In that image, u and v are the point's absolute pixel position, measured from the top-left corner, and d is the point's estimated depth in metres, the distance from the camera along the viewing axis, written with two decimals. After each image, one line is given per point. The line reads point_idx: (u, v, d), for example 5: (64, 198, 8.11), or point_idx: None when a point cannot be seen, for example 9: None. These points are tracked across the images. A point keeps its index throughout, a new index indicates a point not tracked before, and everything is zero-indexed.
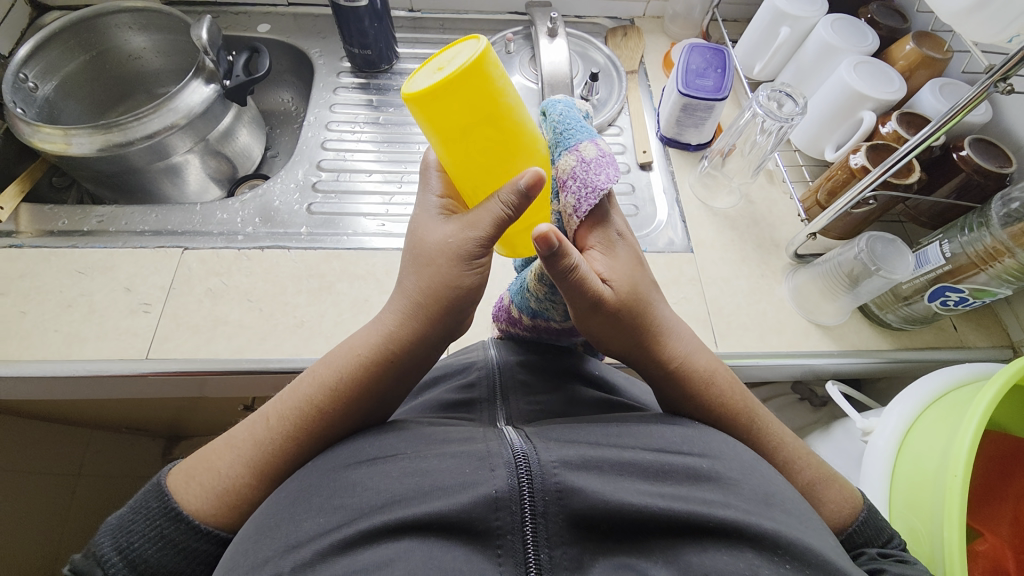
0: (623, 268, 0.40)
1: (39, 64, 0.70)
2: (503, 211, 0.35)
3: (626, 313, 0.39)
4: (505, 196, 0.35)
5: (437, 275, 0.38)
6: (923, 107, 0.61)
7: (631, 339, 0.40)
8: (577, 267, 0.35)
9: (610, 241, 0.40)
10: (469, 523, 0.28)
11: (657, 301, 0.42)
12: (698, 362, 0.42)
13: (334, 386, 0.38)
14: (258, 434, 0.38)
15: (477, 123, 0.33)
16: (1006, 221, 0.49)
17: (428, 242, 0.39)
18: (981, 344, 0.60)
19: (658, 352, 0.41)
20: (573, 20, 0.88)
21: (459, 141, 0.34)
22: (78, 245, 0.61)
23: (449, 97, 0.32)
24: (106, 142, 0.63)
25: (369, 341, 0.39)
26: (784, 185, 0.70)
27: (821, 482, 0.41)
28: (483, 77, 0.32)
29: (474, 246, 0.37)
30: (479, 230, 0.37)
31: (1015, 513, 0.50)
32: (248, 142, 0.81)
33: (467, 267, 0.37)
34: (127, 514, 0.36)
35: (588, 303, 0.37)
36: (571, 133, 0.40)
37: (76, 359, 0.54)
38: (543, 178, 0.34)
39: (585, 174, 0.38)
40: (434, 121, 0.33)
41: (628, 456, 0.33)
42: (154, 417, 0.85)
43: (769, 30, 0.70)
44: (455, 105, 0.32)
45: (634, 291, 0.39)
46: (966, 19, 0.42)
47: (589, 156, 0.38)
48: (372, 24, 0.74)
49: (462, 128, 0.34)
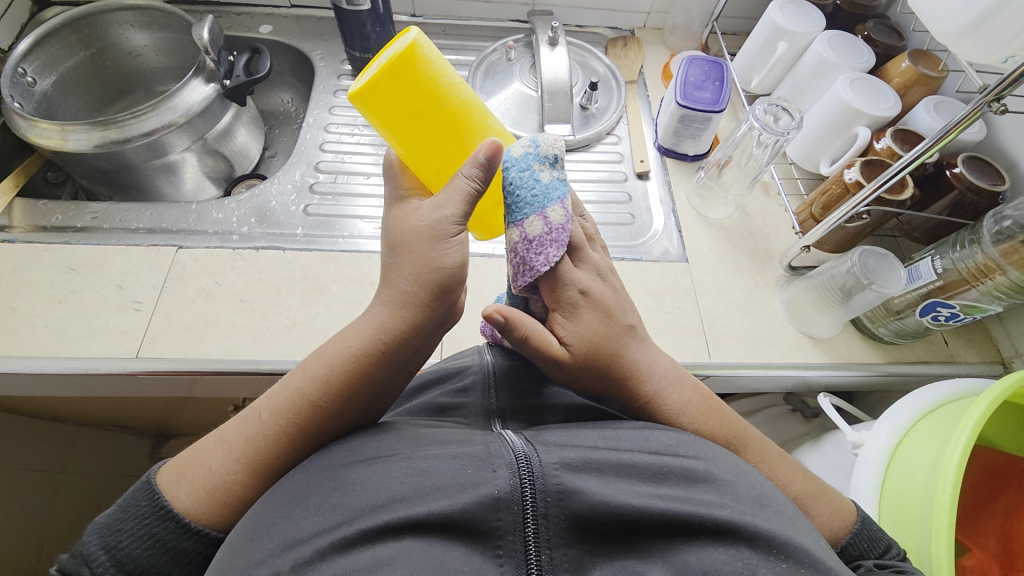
0: (586, 329, 0.40)
1: (37, 58, 0.70)
2: (471, 183, 0.37)
3: (589, 371, 0.40)
4: (467, 170, 0.37)
5: (418, 259, 0.37)
6: (917, 123, 0.61)
7: (600, 390, 0.41)
8: (530, 336, 0.39)
9: (574, 304, 0.40)
10: (470, 523, 0.28)
11: (625, 350, 0.41)
12: (672, 398, 0.42)
13: (326, 379, 0.38)
14: (250, 429, 0.37)
15: (419, 107, 0.36)
16: (998, 239, 0.50)
17: (407, 227, 0.38)
18: (972, 359, 0.60)
19: (625, 399, 0.41)
20: (574, 29, 0.88)
21: (408, 128, 0.37)
22: (71, 241, 0.61)
23: (389, 87, 0.35)
24: (103, 139, 0.63)
25: (357, 333, 0.39)
26: (779, 198, 0.70)
27: (809, 495, 0.41)
28: (416, 64, 0.35)
29: (449, 224, 0.37)
30: (450, 206, 0.37)
31: (1003, 529, 0.50)
32: (246, 141, 0.80)
33: (445, 246, 0.37)
34: (115, 513, 0.35)
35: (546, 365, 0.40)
36: (521, 202, 0.36)
37: (65, 356, 0.53)
38: (500, 146, 0.36)
39: (524, 252, 0.37)
40: (381, 114, 0.37)
41: (626, 457, 0.33)
42: (144, 416, 0.85)
43: (767, 45, 0.71)
44: (396, 94, 0.36)
45: (596, 351, 0.40)
46: (963, 38, 0.43)
47: (533, 233, 0.36)
48: (374, 28, 0.74)
49: (408, 114, 0.37)
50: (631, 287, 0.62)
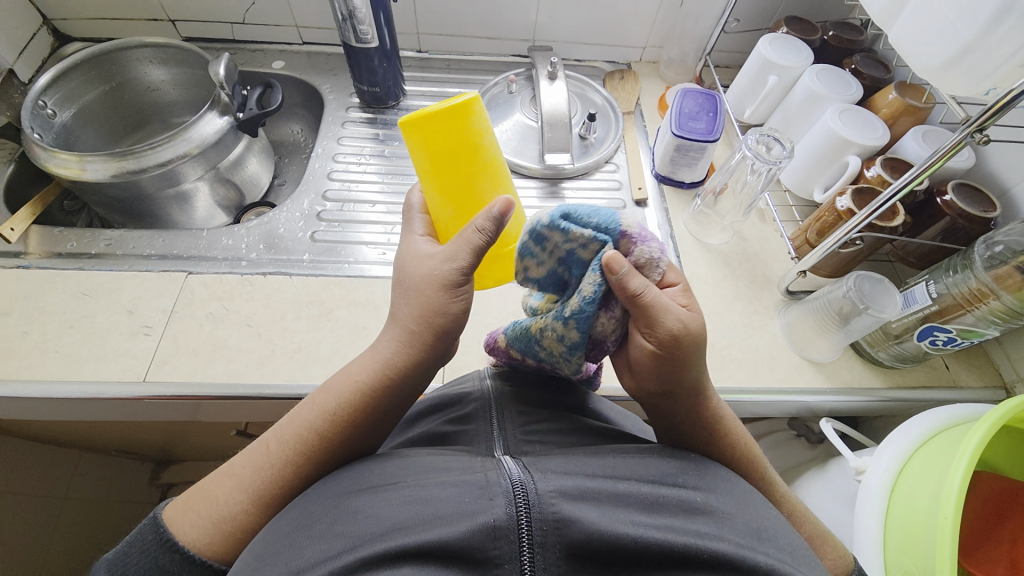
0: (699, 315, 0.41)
1: (59, 92, 0.73)
2: (480, 235, 0.39)
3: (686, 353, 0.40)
4: (480, 223, 0.40)
5: (425, 303, 0.40)
6: (907, 152, 0.63)
7: (692, 379, 0.41)
8: (643, 295, 0.37)
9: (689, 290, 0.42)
10: (468, 552, 0.28)
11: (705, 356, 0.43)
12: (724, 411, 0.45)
13: (333, 411, 0.39)
14: (258, 460, 0.38)
15: (456, 151, 0.41)
16: (989, 264, 0.51)
17: (419, 276, 0.41)
18: (974, 384, 0.60)
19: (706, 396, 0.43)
20: (574, 63, 0.92)
21: (440, 167, 0.41)
22: (84, 267, 0.63)
23: (436, 125, 0.39)
24: (120, 169, 0.65)
25: (361, 367, 0.40)
26: (775, 224, 0.72)
27: (818, 534, 0.43)
28: (466, 117, 0.40)
29: (457, 275, 0.40)
30: (461, 260, 0.39)
31: (1011, 557, 0.49)
32: (257, 170, 0.83)
33: (452, 295, 0.40)
34: (122, 548, 0.35)
35: (661, 328, 0.38)
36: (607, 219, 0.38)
37: (74, 380, 0.54)
38: (513, 205, 0.39)
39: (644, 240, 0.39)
40: (423, 146, 0.40)
41: (623, 487, 0.33)
42: (147, 441, 0.85)
43: (758, 78, 0.74)
44: (444, 134, 0.40)
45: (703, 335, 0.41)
46: (945, 73, 0.44)
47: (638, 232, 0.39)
48: (382, 64, 0.78)
49: (446, 155, 0.41)
50: None
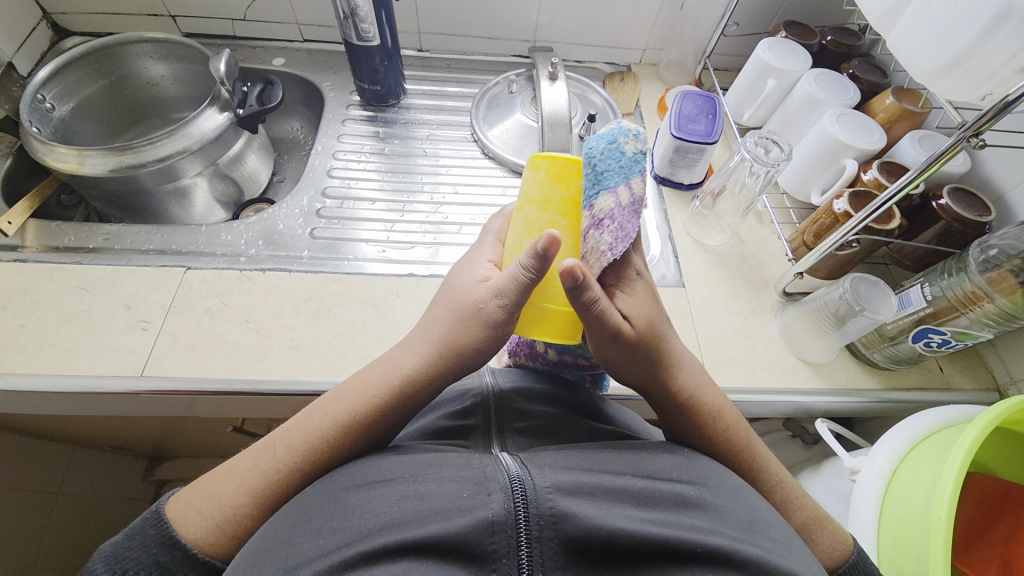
0: (643, 305, 0.43)
1: (57, 86, 0.73)
2: (526, 273, 0.37)
3: (641, 346, 0.42)
4: (525, 259, 0.36)
5: (460, 331, 0.39)
6: (903, 156, 0.64)
7: (646, 370, 0.43)
8: (598, 300, 0.37)
9: (630, 282, 0.44)
10: (466, 546, 0.29)
11: (670, 336, 0.45)
12: (707, 397, 0.44)
13: (347, 425, 0.38)
14: (262, 464, 0.38)
15: (563, 198, 0.40)
16: (983, 268, 0.51)
17: (459, 299, 0.40)
18: (967, 386, 0.61)
19: (673, 382, 0.44)
20: (574, 64, 0.93)
21: (535, 206, 0.41)
22: (82, 262, 0.63)
23: (556, 171, 0.40)
24: (119, 163, 0.65)
25: (382, 380, 0.40)
26: (773, 226, 0.72)
27: (815, 521, 0.42)
28: (580, 181, 0.41)
29: (498, 312, 0.38)
30: (505, 299, 0.38)
31: (1003, 557, 0.50)
32: (256, 167, 0.83)
33: (486, 330, 0.39)
34: (121, 542, 0.35)
35: (611, 328, 0.39)
36: (608, 174, 0.44)
37: (71, 374, 0.54)
38: (556, 242, 0.35)
39: (620, 218, 0.43)
40: (538, 179, 0.41)
41: (619, 482, 0.33)
42: (141, 436, 0.84)
43: (757, 81, 0.74)
44: (557, 180, 0.40)
45: (653, 326, 0.43)
46: (942, 78, 0.45)
47: (624, 201, 0.43)
48: (383, 62, 0.78)
49: (547, 198, 0.41)
50: None
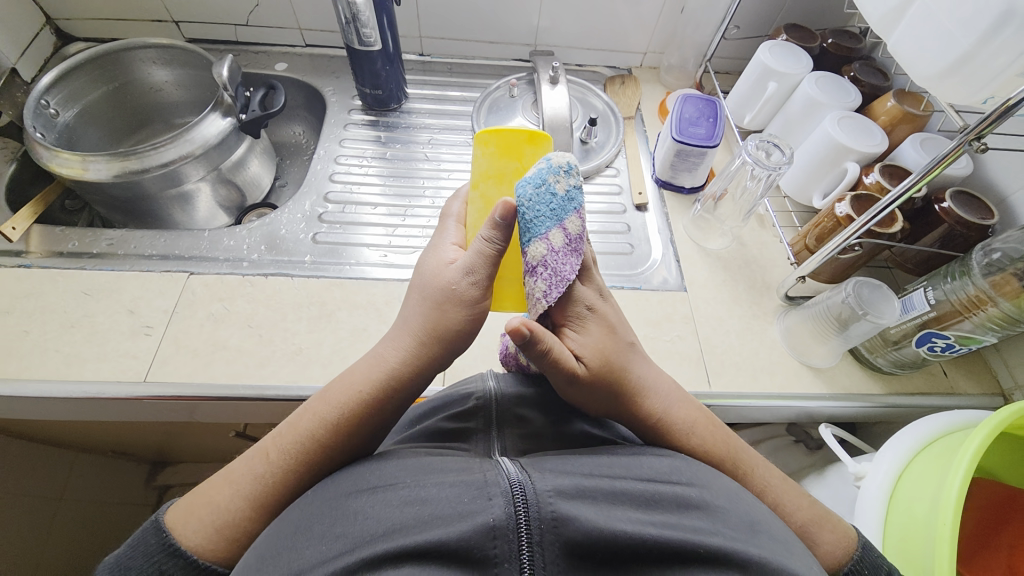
0: (594, 341, 0.42)
1: (61, 92, 0.74)
2: (490, 245, 0.38)
3: (598, 384, 0.41)
4: (488, 232, 0.38)
5: (438, 316, 0.40)
6: (905, 160, 0.64)
7: (611, 405, 0.43)
8: (551, 348, 0.37)
9: (581, 317, 0.42)
10: (468, 551, 0.28)
11: (630, 366, 0.44)
12: (678, 416, 0.44)
13: (334, 421, 0.38)
14: (259, 469, 0.38)
15: (512, 168, 0.42)
16: (987, 271, 0.51)
17: (436, 286, 0.41)
18: (972, 391, 0.60)
19: (642, 411, 0.43)
20: (574, 68, 0.93)
21: (490, 181, 0.43)
22: (86, 267, 0.63)
23: (503, 143, 0.42)
24: (123, 169, 0.66)
25: (365, 373, 0.40)
26: (775, 229, 0.72)
27: (815, 521, 0.42)
28: (530, 148, 0.42)
29: (475, 291, 0.39)
30: (479, 273, 0.39)
31: (1009, 562, 0.49)
32: (258, 171, 0.83)
33: (466, 311, 0.40)
34: (125, 551, 0.36)
35: (569, 374, 0.39)
36: (539, 215, 0.37)
37: (74, 380, 0.54)
38: (513, 207, 0.37)
39: (555, 263, 0.36)
40: (486, 153, 0.42)
41: (619, 486, 0.33)
42: (143, 441, 0.85)
43: (758, 84, 0.74)
44: (506, 152, 0.42)
45: (607, 362, 0.42)
46: (944, 81, 0.45)
47: (558, 245, 0.36)
48: (384, 67, 0.78)
49: (501, 172, 0.42)
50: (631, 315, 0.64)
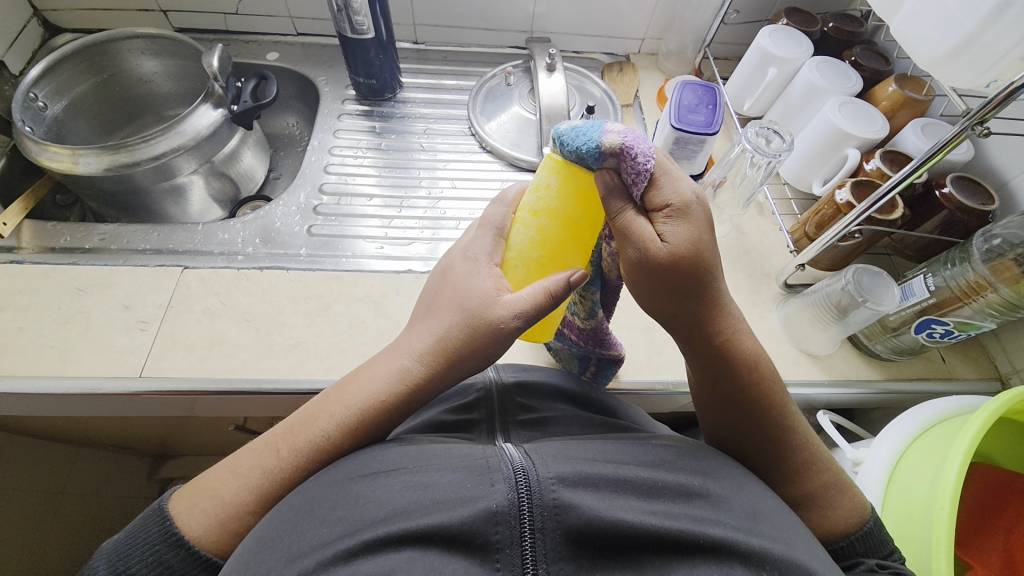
0: (691, 233, 0.37)
1: (49, 84, 0.72)
2: (548, 297, 0.38)
3: (677, 276, 0.38)
4: (557, 291, 0.38)
5: (473, 342, 0.39)
6: (906, 145, 0.63)
7: (684, 304, 0.40)
8: (625, 210, 0.37)
9: (683, 207, 0.37)
10: (469, 536, 0.28)
11: (721, 270, 0.39)
12: (747, 344, 0.42)
13: (348, 423, 0.38)
14: (266, 463, 0.37)
15: (583, 219, 0.40)
16: (987, 257, 0.51)
17: (471, 309, 0.40)
18: (970, 376, 0.61)
19: (714, 325, 0.41)
20: (572, 55, 0.92)
21: (562, 225, 0.40)
22: (78, 262, 0.62)
23: (589, 193, 0.39)
24: (113, 162, 0.64)
25: (391, 385, 0.39)
26: (774, 217, 0.72)
27: (835, 486, 0.42)
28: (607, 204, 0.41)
29: (512, 328, 0.39)
30: (522, 316, 0.38)
31: (1004, 546, 0.50)
32: (252, 163, 0.82)
33: (501, 342, 0.39)
34: (124, 539, 0.36)
35: (642, 253, 0.37)
36: (586, 138, 0.37)
37: (70, 376, 0.54)
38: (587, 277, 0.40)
39: (630, 161, 0.36)
40: (565, 193, 0.39)
41: (622, 473, 0.33)
42: (143, 436, 0.85)
43: (758, 70, 0.73)
44: (588, 202, 0.40)
45: (698, 255, 0.37)
46: (948, 63, 0.44)
47: (620, 144, 0.36)
48: (378, 56, 0.77)
49: (575, 220, 0.40)
50: (631, 304, 0.64)
